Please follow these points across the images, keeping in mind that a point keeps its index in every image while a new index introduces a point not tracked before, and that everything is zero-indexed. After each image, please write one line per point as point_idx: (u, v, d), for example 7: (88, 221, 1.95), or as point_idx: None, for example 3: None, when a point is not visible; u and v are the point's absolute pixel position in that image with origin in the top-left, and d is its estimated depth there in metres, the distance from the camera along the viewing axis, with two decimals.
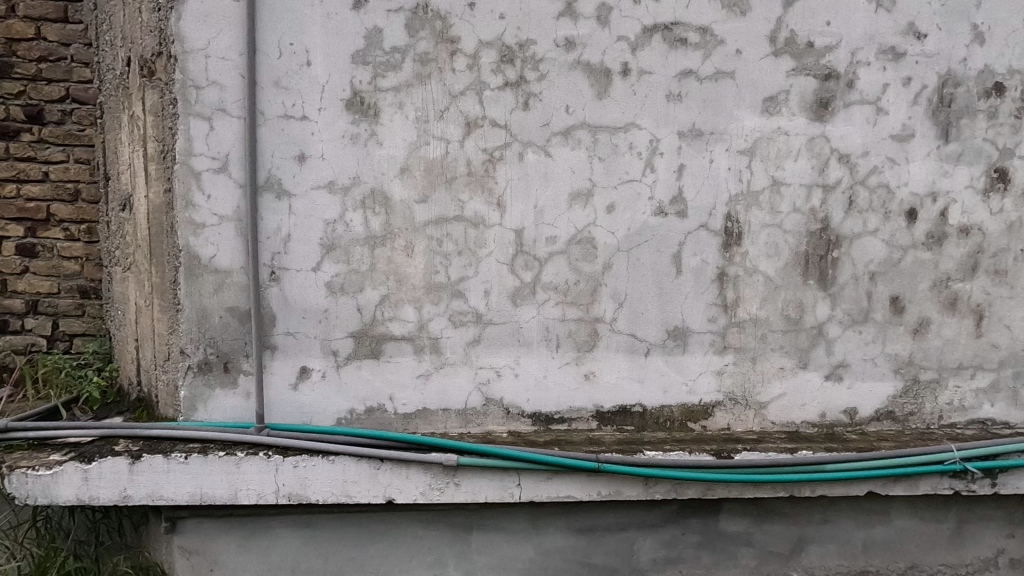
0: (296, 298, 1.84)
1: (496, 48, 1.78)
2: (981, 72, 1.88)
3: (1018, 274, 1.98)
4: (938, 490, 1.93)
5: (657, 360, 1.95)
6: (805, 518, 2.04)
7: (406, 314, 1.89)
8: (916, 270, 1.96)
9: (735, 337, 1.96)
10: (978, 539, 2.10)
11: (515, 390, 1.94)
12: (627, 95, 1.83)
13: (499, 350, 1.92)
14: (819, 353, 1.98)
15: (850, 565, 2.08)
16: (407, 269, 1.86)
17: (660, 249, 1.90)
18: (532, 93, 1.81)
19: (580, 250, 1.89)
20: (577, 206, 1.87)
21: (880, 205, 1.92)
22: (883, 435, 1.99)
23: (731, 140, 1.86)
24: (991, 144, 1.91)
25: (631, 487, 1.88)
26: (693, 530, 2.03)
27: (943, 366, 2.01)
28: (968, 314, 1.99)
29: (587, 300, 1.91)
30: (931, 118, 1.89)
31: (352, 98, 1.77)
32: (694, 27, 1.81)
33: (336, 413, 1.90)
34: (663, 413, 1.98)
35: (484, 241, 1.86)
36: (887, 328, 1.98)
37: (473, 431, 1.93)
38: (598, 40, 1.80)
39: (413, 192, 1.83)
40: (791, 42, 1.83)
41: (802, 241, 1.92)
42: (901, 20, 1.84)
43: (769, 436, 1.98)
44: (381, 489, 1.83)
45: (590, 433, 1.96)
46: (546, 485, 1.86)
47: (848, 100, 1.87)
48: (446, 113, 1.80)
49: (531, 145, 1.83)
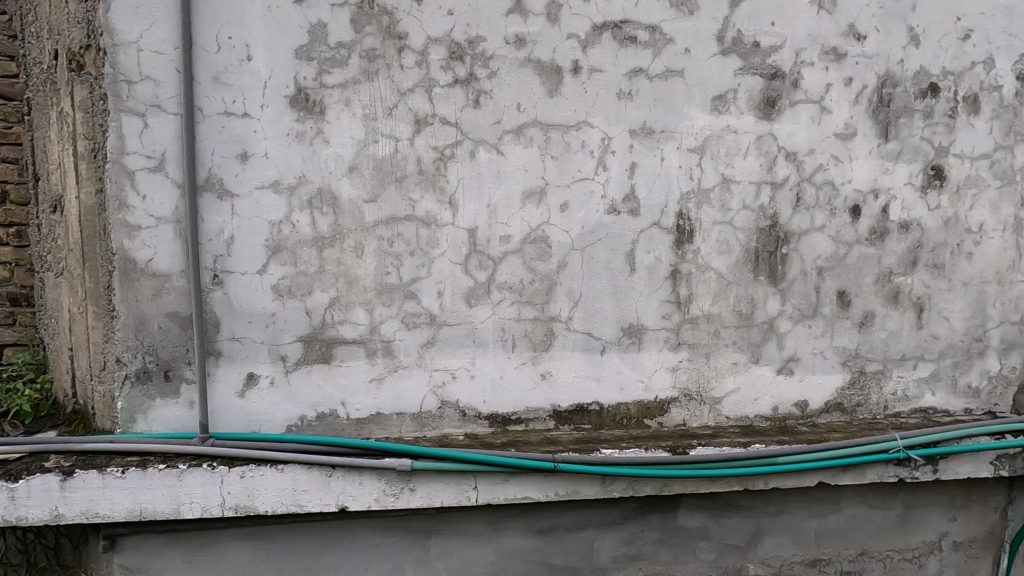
0: (241, 302, 1.77)
1: (445, 44, 1.75)
2: (917, 73, 1.94)
3: (956, 267, 2.05)
4: (884, 478, 1.99)
5: (614, 358, 1.96)
6: (760, 511, 2.07)
7: (358, 317, 1.84)
8: (860, 265, 2.01)
9: (689, 334, 1.98)
10: (924, 524, 2.17)
11: (471, 392, 1.91)
12: (579, 93, 1.82)
13: (454, 351, 1.89)
14: (770, 347, 2.01)
15: (803, 554, 2.13)
16: (357, 271, 1.81)
17: (614, 247, 1.90)
18: (482, 90, 1.78)
19: (534, 250, 1.87)
20: (530, 205, 1.85)
21: (826, 202, 1.96)
22: (832, 426, 2.04)
23: (681, 138, 1.88)
24: (927, 142, 1.98)
25: (589, 486, 1.87)
26: (652, 527, 2.04)
27: (888, 357, 2.07)
28: (910, 307, 2.06)
29: (542, 300, 1.90)
30: (871, 117, 1.95)
31: (296, 95, 1.72)
32: (643, 26, 1.82)
33: (287, 420, 1.84)
34: (620, 411, 1.98)
35: (437, 240, 1.83)
36: (835, 322, 2.03)
37: (429, 435, 1.90)
38: (549, 37, 1.79)
39: (362, 191, 1.78)
40: (738, 42, 1.86)
41: (752, 237, 1.95)
42: (842, 21, 1.89)
43: (723, 430, 2.01)
44: (333, 497, 1.77)
45: (548, 433, 1.95)
46: (503, 487, 1.84)
47: (794, 99, 1.91)
48: (394, 111, 1.76)
49: (482, 143, 1.81)
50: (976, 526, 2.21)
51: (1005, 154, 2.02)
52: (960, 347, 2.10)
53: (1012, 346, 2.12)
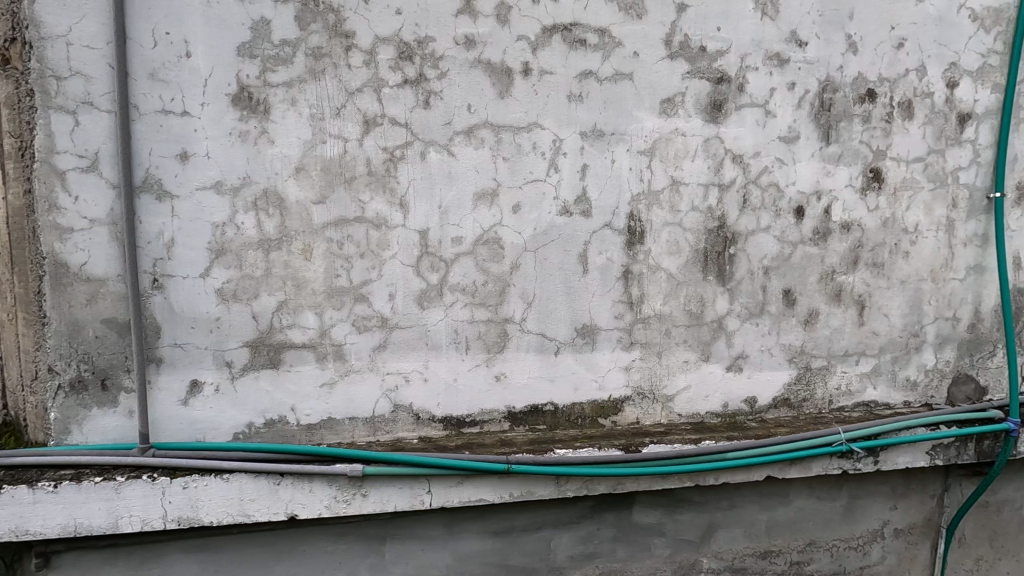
0: (182, 306, 1.72)
1: (393, 44, 1.73)
2: (855, 79, 2.01)
3: (894, 266, 2.14)
4: (828, 471, 2.05)
5: (568, 358, 1.97)
6: (713, 506, 2.12)
7: (307, 320, 1.80)
8: (805, 264, 2.07)
9: (641, 334, 2.01)
10: (868, 513, 2.26)
11: (424, 395, 1.90)
12: (529, 94, 1.83)
13: (406, 354, 1.87)
14: (719, 345, 2.06)
15: (754, 547, 2.19)
16: (306, 274, 1.78)
17: (566, 248, 1.91)
18: (432, 91, 1.77)
19: (486, 251, 1.87)
20: (482, 206, 1.85)
21: (771, 203, 2.02)
22: (780, 421, 2.10)
23: (631, 141, 1.90)
24: (866, 146, 2.06)
25: (543, 486, 1.88)
26: (608, 525, 2.06)
27: (832, 354, 2.14)
28: (852, 304, 2.13)
29: (495, 301, 1.90)
30: (813, 121, 2.01)
31: (238, 93, 1.67)
32: (592, 29, 1.83)
33: (233, 428, 1.78)
34: (574, 411, 2.00)
35: (387, 242, 1.81)
36: (781, 319, 2.09)
37: (383, 439, 1.88)
38: (499, 39, 1.79)
39: (310, 192, 1.75)
40: (685, 46, 1.89)
41: (700, 238, 1.99)
42: (784, 28, 1.94)
43: (675, 427, 2.04)
44: (283, 505, 1.74)
45: (503, 434, 1.95)
46: (457, 489, 1.83)
47: (739, 103, 1.95)
48: (342, 110, 1.73)
49: (433, 144, 1.79)
50: (916, 514, 2.30)
51: (938, 157, 2.11)
52: (899, 342, 2.19)
53: (946, 341, 2.22)
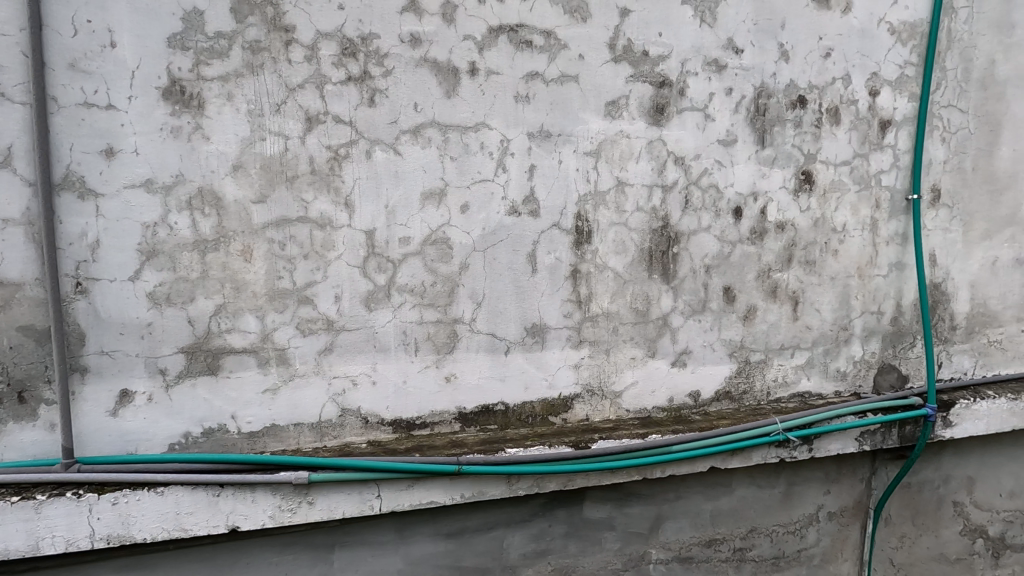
0: (110, 311, 1.62)
1: (336, 39, 1.69)
2: (787, 86, 2.12)
3: (824, 263, 2.26)
4: (767, 460, 2.15)
5: (518, 358, 1.98)
6: (660, 498, 2.17)
7: (247, 324, 1.73)
8: (743, 262, 2.16)
9: (589, 332, 2.04)
10: (804, 499, 2.37)
11: (373, 398, 1.86)
12: (476, 94, 1.82)
13: (353, 357, 1.83)
14: (665, 342, 2.12)
15: (700, 536, 2.26)
16: (246, 276, 1.71)
17: (515, 248, 1.92)
18: (378, 89, 1.74)
19: (435, 251, 1.86)
20: (430, 206, 1.83)
21: (711, 204, 2.09)
22: (722, 413, 2.18)
23: (578, 142, 1.93)
24: (798, 149, 2.17)
25: (495, 486, 1.88)
26: (560, 521, 2.08)
27: (769, 347, 2.25)
28: (787, 300, 2.24)
29: (444, 301, 1.89)
30: (750, 125, 2.10)
31: (169, 87, 1.59)
32: (538, 30, 1.85)
33: (169, 438, 1.70)
34: (525, 410, 2.01)
35: (332, 243, 1.77)
36: (722, 315, 2.17)
37: (330, 444, 1.83)
38: (445, 38, 1.77)
39: (249, 191, 1.68)
40: (629, 50, 1.94)
41: (645, 238, 2.05)
42: (722, 35, 2.02)
43: (624, 423, 2.09)
44: (223, 517, 1.67)
45: (454, 435, 1.94)
46: (407, 493, 1.80)
47: (681, 106, 2.02)
48: (283, 107, 1.68)
49: (379, 143, 1.76)
50: (847, 497, 2.44)
51: (862, 161, 2.25)
52: (830, 335, 2.31)
53: (872, 333, 2.36)
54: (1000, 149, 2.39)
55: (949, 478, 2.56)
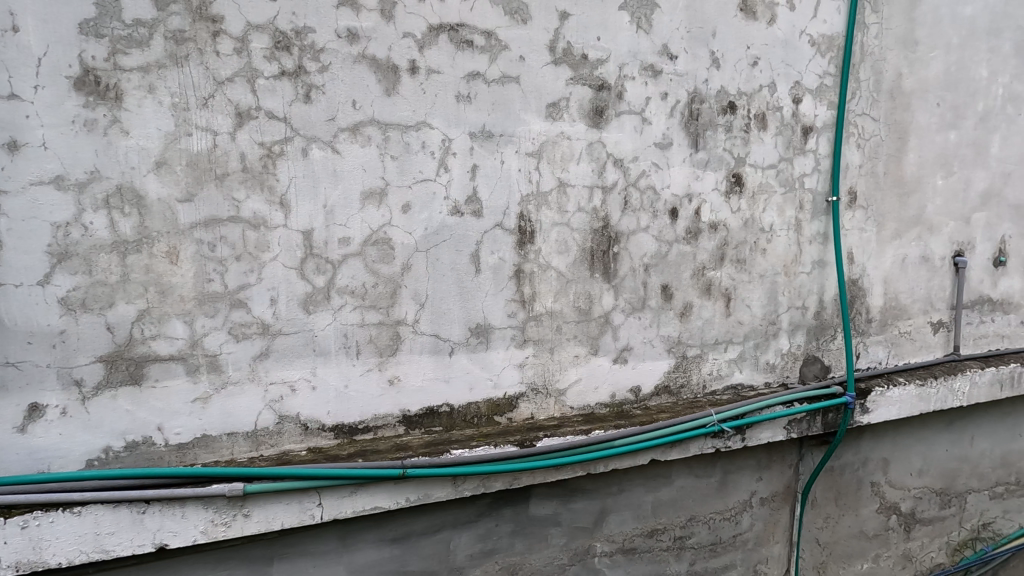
0: (16, 319, 1.49)
1: (268, 32, 1.63)
2: (719, 92, 2.21)
3: (754, 261, 2.38)
4: (704, 450, 2.24)
5: (462, 359, 1.97)
6: (604, 492, 2.22)
7: (174, 330, 1.64)
8: (680, 262, 2.25)
9: (534, 331, 2.06)
10: (738, 486, 2.49)
11: (313, 404, 1.81)
12: (416, 93, 1.80)
13: (291, 362, 1.77)
14: (606, 339, 2.17)
15: (642, 527, 2.33)
16: (171, 279, 1.62)
17: (458, 248, 1.91)
18: (314, 85, 1.69)
19: (376, 252, 1.82)
20: (370, 206, 1.79)
21: (649, 204, 2.16)
22: (662, 407, 2.26)
23: (520, 142, 1.95)
24: (729, 153, 2.27)
25: (440, 488, 1.87)
26: (506, 520, 2.09)
27: (705, 342, 2.34)
28: (720, 297, 2.34)
29: (386, 303, 1.85)
30: (684, 129, 2.18)
31: (82, 76, 1.48)
32: (479, 30, 1.84)
33: (86, 454, 1.58)
34: (470, 410, 2.01)
35: (267, 243, 1.70)
36: (661, 313, 2.24)
37: (267, 453, 1.76)
38: (383, 35, 1.74)
39: (174, 189, 1.59)
40: (568, 53, 1.97)
41: (587, 238, 2.09)
42: (657, 41, 2.09)
43: (568, 420, 2.12)
44: (149, 536, 1.57)
45: (398, 439, 1.91)
46: (350, 499, 1.76)
47: (619, 110, 2.07)
48: (211, 100, 1.60)
49: (315, 141, 1.71)
50: (778, 483, 2.58)
51: (787, 164, 2.38)
52: (760, 330, 2.44)
53: (798, 327, 2.51)
54: (907, 155, 2.60)
55: (867, 460, 2.76)
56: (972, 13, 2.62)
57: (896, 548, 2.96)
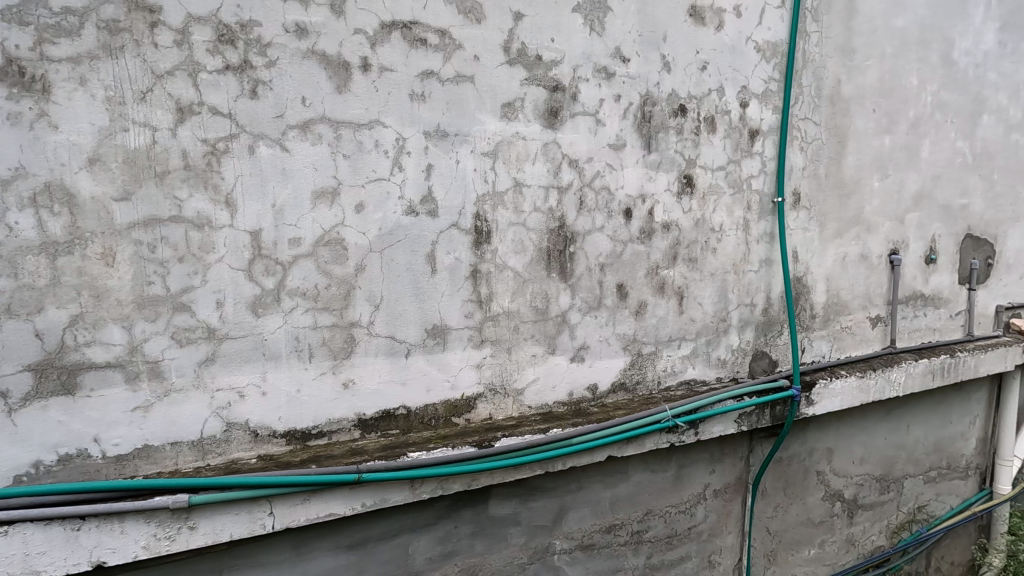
0: None
1: (211, 24, 1.57)
2: (670, 95, 2.27)
3: (705, 260, 2.44)
4: (660, 445, 2.28)
5: (418, 361, 1.95)
6: (563, 490, 2.24)
7: (111, 335, 1.55)
8: (634, 261, 2.29)
9: (491, 331, 2.06)
10: (693, 479, 2.56)
11: (263, 410, 1.75)
12: (369, 90, 1.77)
13: (239, 367, 1.71)
14: (563, 338, 2.19)
15: (601, 522, 2.36)
16: (107, 282, 1.53)
17: (413, 248, 1.89)
18: (260, 80, 1.64)
19: (328, 252, 1.78)
20: (322, 205, 1.75)
21: (604, 205, 2.19)
22: (618, 404, 2.30)
23: (475, 142, 1.94)
24: (680, 155, 2.33)
25: (397, 492, 1.84)
26: (465, 522, 2.08)
27: (659, 340, 2.39)
28: (673, 295, 2.40)
29: (340, 305, 1.81)
30: (637, 131, 2.22)
31: (4, 66, 1.38)
32: (432, 29, 1.83)
33: (13, 470, 1.47)
34: (427, 412, 1.99)
35: (211, 244, 1.63)
36: (616, 311, 2.28)
37: (214, 463, 1.69)
38: (334, 30, 1.70)
39: (109, 187, 1.51)
40: (523, 53, 1.98)
41: (543, 238, 2.10)
42: (610, 44, 2.12)
43: (526, 419, 2.13)
44: (85, 554, 1.49)
45: (353, 443, 1.87)
46: (303, 507, 1.71)
47: (573, 111, 2.09)
48: (149, 95, 1.53)
49: (263, 138, 1.66)
50: (730, 475, 2.66)
51: (736, 166, 2.46)
52: (711, 327, 2.51)
53: (747, 324, 2.60)
54: (846, 158, 2.73)
55: (813, 450, 2.88)
56: (903, 24, 2.77)
57: (840, 533, 3.10)
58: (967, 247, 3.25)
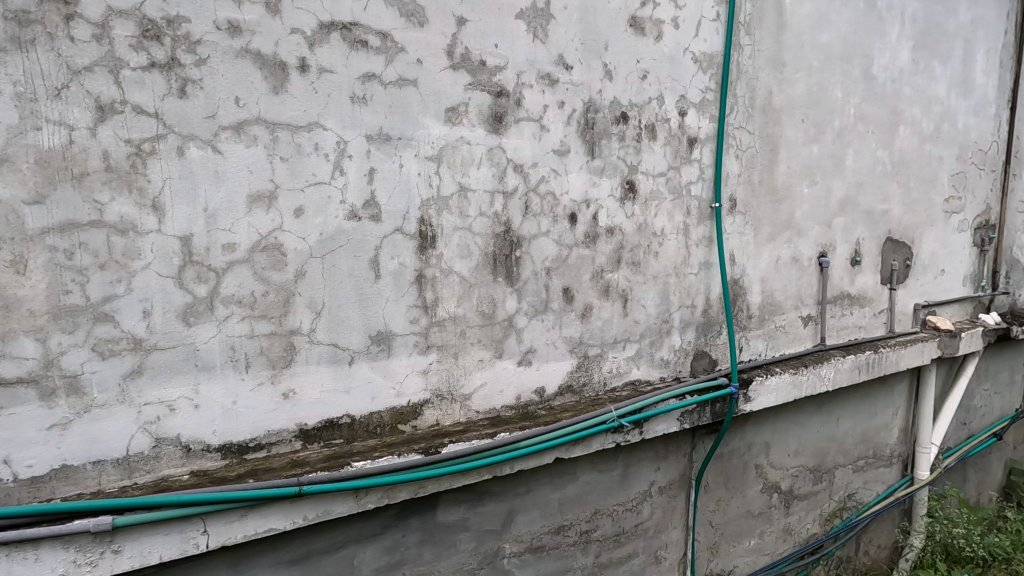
0: None
1: (134, 19, 1.49)
2: (612, 103, 2.32)
3: (648, 263, 2.51)
4: (606, 445, 2.32)
5: (362, 368, 1.91)
6: (511, 494, 2.25)
7: (22, 349, 1.44)
8: (580, 264, 2.32)
9: (437, 336, 2.04)
10: (639, 477, 2.62)
11: (196, 423, 1.67)
12: (307, 92, 1.72)
13: (169, 379, 1.62)
14: (510, 342, 2.20)
15: (550, 524, 2.38)
16: (18, 291, 1.43)
17: (356, 253, 1.85)
18: (189, 79, 1.57)
19: (265, 258, 1.72)
20: (258, 210, 1.69)
21: (549, 209, 2.22)
22: (565, 406, 2.33)
23: (419, 146, 1.92)
24: (623, 161, 2.38)
25: (341, 503, 1.79)
26: (413, 530, 2.05)
27: (604, 341, 2.44)
28: (618, 298, 2.45)
29: (279, 312, 1.75)
30: (581, 137, 2.26)
31: None
32: (373, 31, 1.80)
33: None
34: (372, 420, 1.95)
35: (137, 251, 1.55)
36: (563, 315, 2.31)
37: (141, 481, 1.60)
38: (269, 29, 1.65)
39: (20, 190, 1.40)
40: (467, 58, 1.98)
41: (489, 242, 2.10)
42: (553, 51, 2.15)
43: (474, 424, 2.12)
44: None
45: (295, 455, 1.82)
46: (240, 524, 1.64)
47: (518, 116, 2.11)
48: (65, 91, 1.43)
49: (193, 139, 1.58)
50: (674, 472, 2.74)
51: (675, 172, 2.54)
52: (655, 328, 2.58)
53: (688, 324, 2.68)
54: (778, 165, 2.86)
55: (752, 444, 3.01)
56: (828, 40, 2.94)
57: (778, 523, 3.24)
58: (888, 250, 3.48)
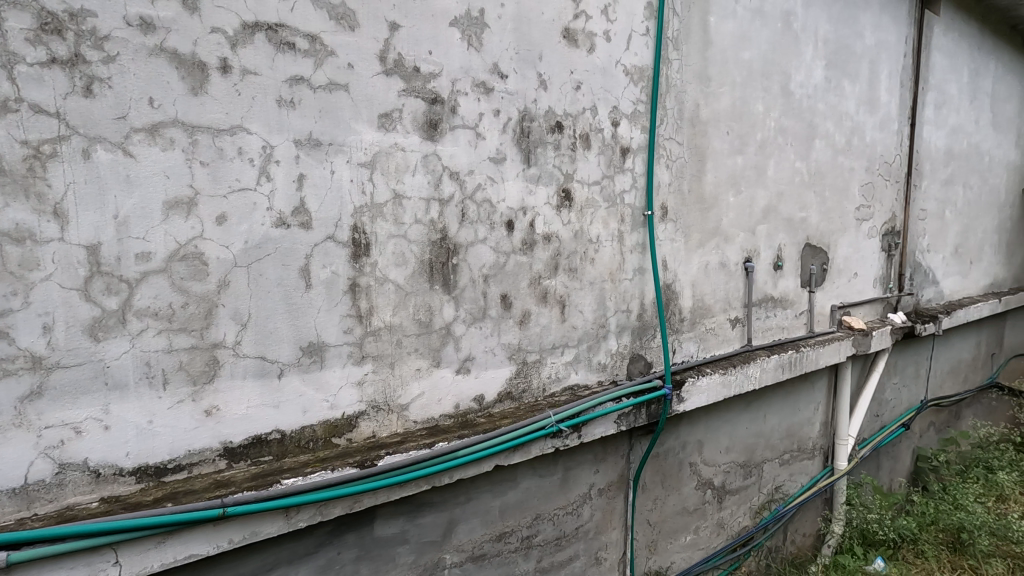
0: None
1: (30, 10, 1.37)
2: (547, 112, 2.36)
3: (584, 270, 2.56)
4: (545, 451, 2.34)
5: (293, 381, 1.84)
6: (451, 503, 2.22)
7: None
8: (517, 271, 2.34)
9: (372, 346, 2.00)
10: (579, 480, 2.66)
11: (106, 446, 1.55)
12: (230, 94, 1.65)
13: (75, 400, 1.50)
14: (448, 350, 2.18)
15: (491, 531, 2.37)
16: None
17: (285, 262, 1.79)
18: (96, 77, 1.46)
19: (184, 268, 1.62)
20: (176, 217, 1.60)
21: (486, 217, 2.22)
22: (504, 413, 2.33)
23: (351, 152, 1.88)
24: (558, 169, 2.42)
25: (270, 523, 1.72)
26: (349, 546, 1.99)
27: (543, 347, 2.47)
28: (555, 304, 2.49)
29: (200, 325, 1.66)
30: (516, 145, 2.28)
31: None
32: (301, 34, 1.75)
33: None
34: (304, 435, 1.88)
35: (35, 261, 1.42)
36: (501, 322, 2.32)
37: (43, 511, 1.47)
38: (187, 27, 1.57)
39: None
40: (400, 64, 1.95)
41: (425, 250, 2.08)
42: (487, 60, 2.16)
43: (411, 435, 2.09)
44: None
45: (218, 475, 1.72)
46: (157, 551, 1.54)
47: (453, 124, 2.10)
48: None
49: (100, 141, 1.48)
50: (613, 473, 2.80)
51: (609, 181, 2.61)
52: (592, 333, 2.64)
53: (624, 329, 2.76)
54: (706, 175, 3.00)
55: (686, 443, 3.12)
56: (750, 57, 3.11)
57: (712, 518, 3.38)
58: (807, 255, 3.71)
